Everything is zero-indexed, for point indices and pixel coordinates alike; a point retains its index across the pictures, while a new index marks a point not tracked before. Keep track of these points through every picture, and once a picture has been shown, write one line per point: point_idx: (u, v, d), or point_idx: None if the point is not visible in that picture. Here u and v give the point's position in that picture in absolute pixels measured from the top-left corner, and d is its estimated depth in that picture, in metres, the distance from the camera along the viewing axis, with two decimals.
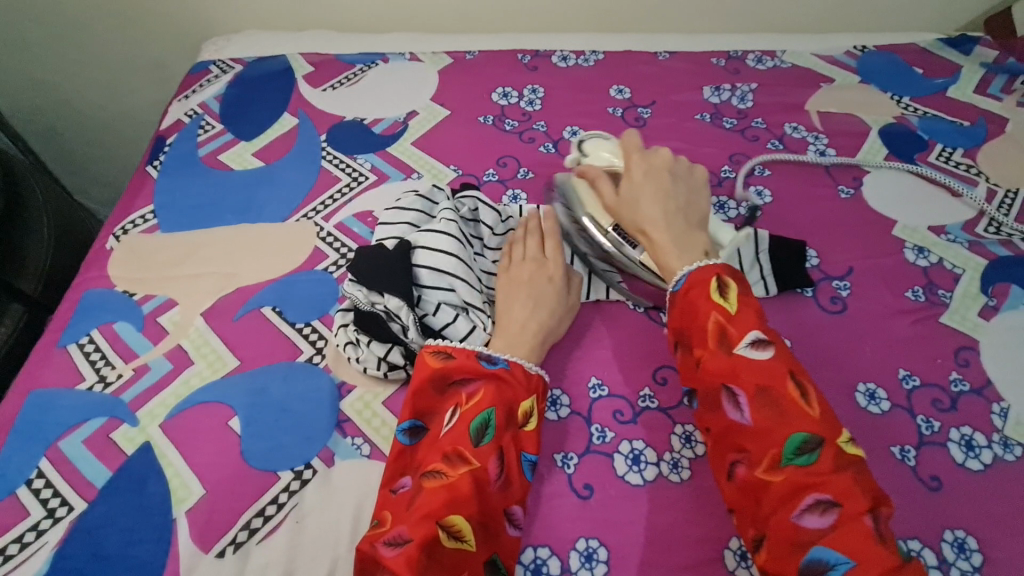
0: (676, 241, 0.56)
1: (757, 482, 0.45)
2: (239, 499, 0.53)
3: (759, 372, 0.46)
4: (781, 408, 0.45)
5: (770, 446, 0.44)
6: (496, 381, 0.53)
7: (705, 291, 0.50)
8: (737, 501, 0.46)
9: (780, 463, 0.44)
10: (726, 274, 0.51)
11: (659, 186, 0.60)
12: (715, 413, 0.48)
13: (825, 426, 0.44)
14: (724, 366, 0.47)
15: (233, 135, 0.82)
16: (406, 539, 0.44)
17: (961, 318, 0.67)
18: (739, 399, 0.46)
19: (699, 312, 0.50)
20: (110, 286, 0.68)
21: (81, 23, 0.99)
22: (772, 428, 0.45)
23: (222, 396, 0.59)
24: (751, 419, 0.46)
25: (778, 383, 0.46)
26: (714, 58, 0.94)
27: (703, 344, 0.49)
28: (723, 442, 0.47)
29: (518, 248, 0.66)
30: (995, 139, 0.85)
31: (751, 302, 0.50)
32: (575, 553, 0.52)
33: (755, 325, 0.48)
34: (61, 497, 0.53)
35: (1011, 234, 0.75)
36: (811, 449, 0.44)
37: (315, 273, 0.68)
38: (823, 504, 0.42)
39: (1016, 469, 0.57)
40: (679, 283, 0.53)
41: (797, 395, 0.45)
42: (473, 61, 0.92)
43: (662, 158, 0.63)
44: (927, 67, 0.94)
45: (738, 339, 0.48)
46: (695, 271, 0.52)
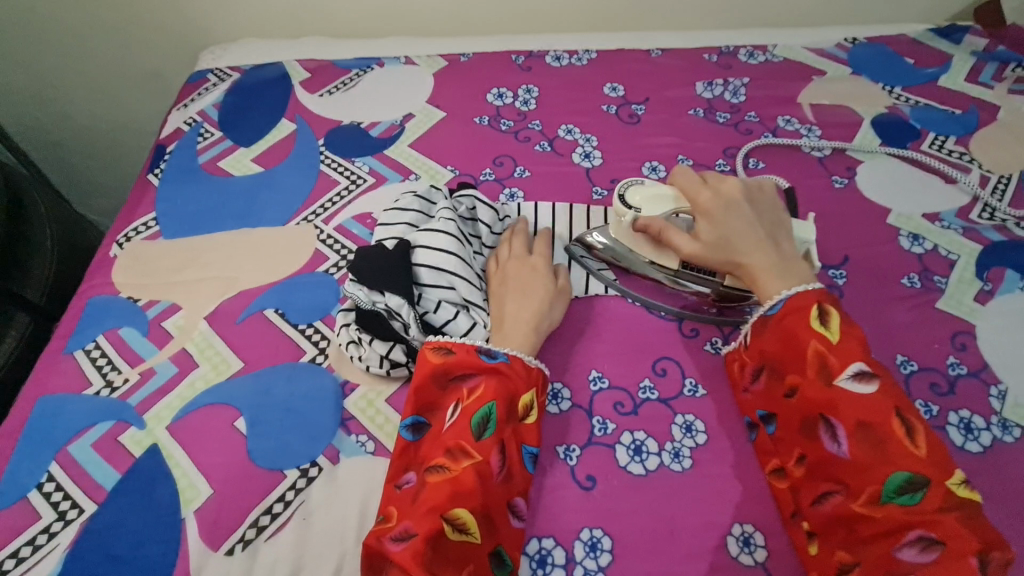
0: (777, 266, 0.55)
1: (853, 513, 0.46)
2: (246, 498, 0.54)
3: (861, 407, 0.47)
4: (883, 443, 0.46)
5: (869, 481, 0.45)
6: (497, 375, 0.54)
7: (803, 318, 0.51)
8: (827, 527, 0.48)
9: (879, 499, 0.45)
10: (826, 302, 0.52)
11: (743, 218, 0.58)
12: (813, 443, 0.49)
13: (931, 466, 0.44)
14: (823, 398, 0.49)
15: (232, 142, 0.83)
16: (412, 533, 0.45)
17: (957, 303, 0.68)
18: (837, 431, 0.48)
19: (798, 342, 0.51)
20: (115, 292, 0.68)
21: (80, 36, 1.00)
22: (873, 463, 0.46)
23: (227, 397, 0.60)
24: (848, 452, 0.47)
25: (880, 419, 0.46)
26: (706, 54, 0.95)
27: (802, 373, 0.50)
28: (819, 471, 0.49)
29: (503, 248, 0.67)
30: (986, 127, 0.86)
31: (855, 334, 0.50)
32: (580, 543, 0.53)
33: (859, 358, 0.49)
34: (71, 500, 0.54)
35: (1004, 219, 0.75)
36: (915, 489, 0.44)
37: (316, 275, 0.69)
38: (925, 540, 0.43)
39: (1015, 451, 0.58)
40: (773, 309, 0.54)
41: (902, 432, 0.46)
42: (468, 63, 0.93)
43: (733, 186, 0.60)
44: (918, 57, 0.95)
45: (840, 371, 0.48)
46: (792, 298, 0.53)
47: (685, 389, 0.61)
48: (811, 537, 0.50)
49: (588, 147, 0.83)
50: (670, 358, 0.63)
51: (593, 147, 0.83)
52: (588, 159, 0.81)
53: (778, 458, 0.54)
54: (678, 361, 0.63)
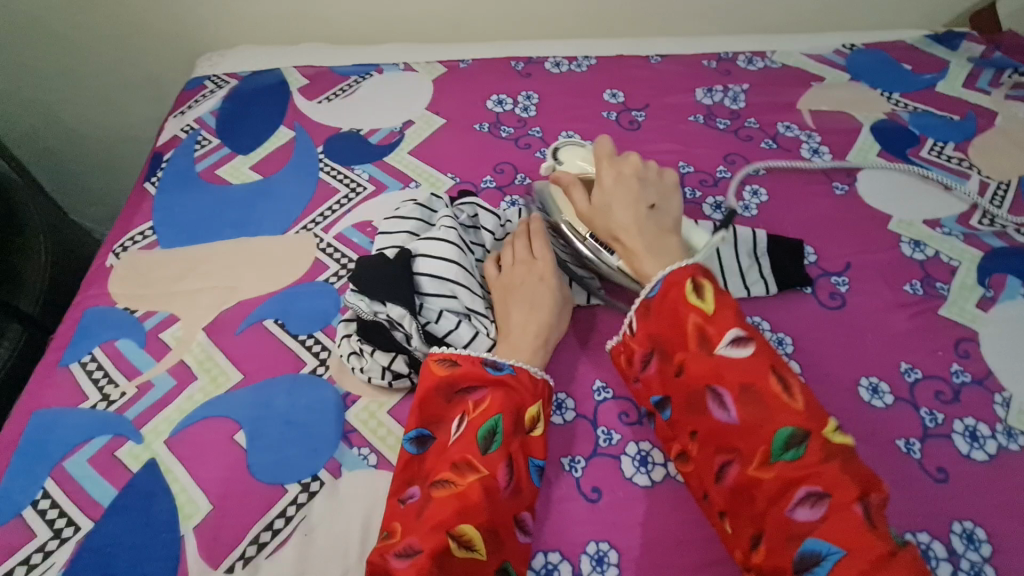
0: (648, 245, 0.56)
1: (748, 479, 0.45)
2: (246, 514, 0.53)
3: (741, 370, 0.46)
4: (765, 404, 0.45)
5: (758, 443, 0.45)
6: (503, 388, 0.53)
7: (680, 291, 0.50)
8: (730, 503, 0.46)
9: (769, 460, 0.44)
10: (700, 275, 0.50)
11: (629, 193, 0.58)
12: (703, 416, 0.48)
13: (809, 417, 0.44)
14: (706, 368, 0.47)
15: (229, 150, 0.82)
16: (416, 550, 0.44)
17: (960, 310, 0.68)
18: (723, 398, 0.46)
19: (677, 315, 0.49)
20: (111, 303, 0.67)
21: (74, 42, 0.99)
22: (758, 423, 0.45)
23: (226, 410, 0.59)
24: (737, 417, 0.46)
25: (758, 379, 0.46)
26: (705, 60, 0.95)
27: (683, 346, 0.49)
28: (712, 444, 0.47)
29: (506, 252, 0.66)
30: (984, 133, 0.86)
31: (728, 300, 0.49)
32: (586, 557, 0.52)
33: (736, 324, 0.47)
34: (67, 518, 0.53)
35: (1005, 226, 0.76)
36: (797, 442, 0.43)
37: (316, 284, 0.68)
38: (812, 496, 0.42)
39: (1021, 458, 0.58)
40: (655, 287, 0.52)
41: (779, 390, 0.45)
42: (467, 69, 0.92)
43: (632, 163, 0.60)
44: (915, 63, 0.95)
45: (719, 339, 0.47)
46: (670, 275, 0.51)
47: None
48: (723, 517, 0.48)
49: None
50: None
51: None
52: None
53: (678, 443, 0.51)
54: None
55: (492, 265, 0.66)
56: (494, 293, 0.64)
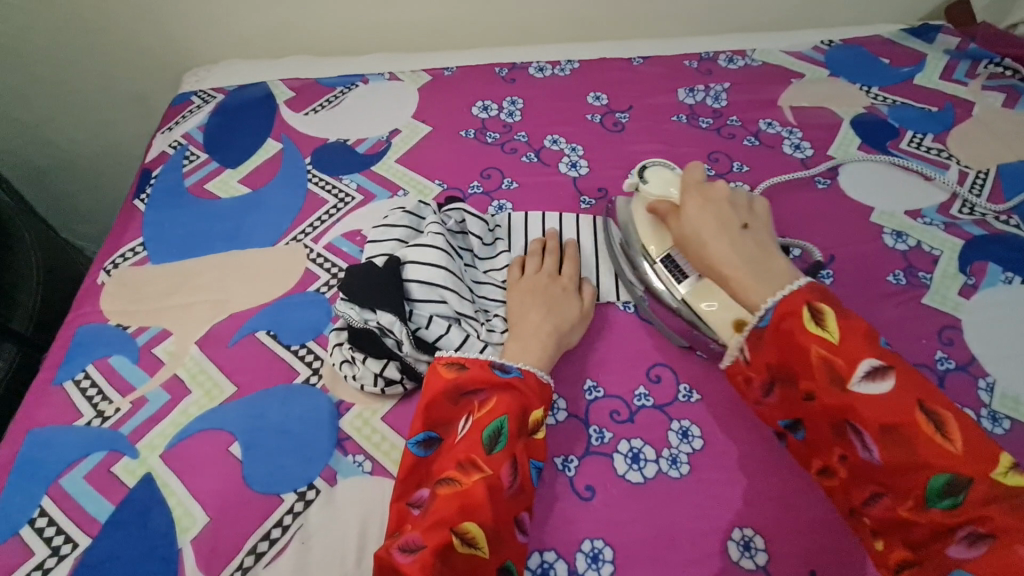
0: (750, 265, 0.54)
1: (901, 519, 0.44)
2: (243, 525, 0.54)
3: (881, 408, 0.44)
4: (911, 444, 0.43)
5: (911, 485, 0.43)
6: (509, 390, 0.54)
7: (801, 321, 0.49)
8: (879, 535, 0.46)
9: (924, 504, 0.43)
10: (819, 301, 0.49)
11: (718, 217, 0.59)
12: (844, 448, 0.47)
13: (967, 457, 0.42)
14: (840, 405, 0.46)
15: (217, 164, 0.83)
16: (421, 545, 0.45)
17: (942, 298, 0.69)
18: (864, 436, 0.45)
19: (799, 348, 0.48)
20: (104, 320, 0.68)
21: (61, 63, 1.00)
22: (907, 463, 0.43)
23: (221, 422, 0.59)
24: (879, 456, 0.44)
25: (903, 416, 0.44)
26: (686, 60, 0.96)
27: (812, 379, 0.48)
28: (858, 477, 0.46)
29: (534, 263, 0.68)
30: (962, 123, 0.87)
31: (858, 329, 0.47)
32: (581, 554, 0.53)
33: (868, 355, 0.46)
34: (65, 535, 0.53)
35: (984, 214, 0.77)
36: (954, 485, 0.41)
37: (307, 294, 0.69)
38: (972, 537, 0.41)
39: (1006, 442, 0.59)
40: (767, 316, 0.51)
41: (928, 427, 0.43)
42: (452, 77, 0.93)
43: (720, 189, 0.61)
44: (893, 56, 0.97)
45: (851, 374, 0.46)
46: (782, 301, 0.50)
47: (680, 394, 0.61)
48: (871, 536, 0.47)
49: (574, 156, 0.83)
50: (663, 364, 0.63)
51: (580, 156, 0.83)
52: (575, 168, 0.82)
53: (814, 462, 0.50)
54: (672, 367, 0.63)
55: (513, 272, 0.67)
56: (510, 297, 0.65)
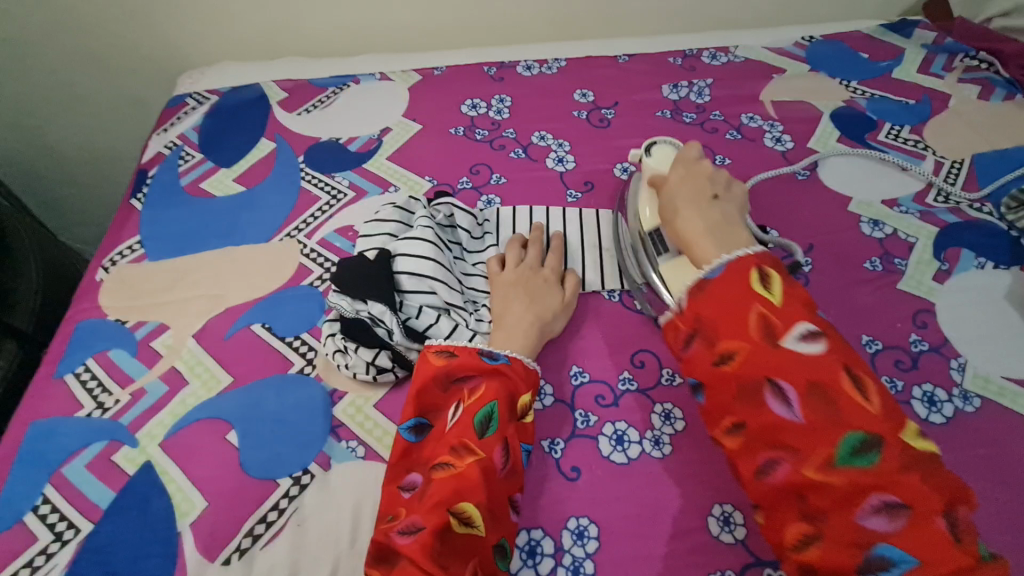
0: (709, 231, 0.55)
1: (805, 480, 0.42)
2: (241, 509, 0.55)
3: (810, 366, 0.44)
4: (834, 405, 0.43)
5: (820, 443, 0.42)
6: (498, 376, 0.56)
7: (743, 281, 0.48)
8: (778, 500, 0.44)
9: (834, 462, 0.41)
10: (767, 265, 0.49)
11: (694, 188, 0.60)
12: (758, 409, 0.45)
13: (884, 422, 0.42)
14: (770, 360, 0.45)
15: (212, 163, 0.85)
16: (420, 527, 0.46)
17: (917, 283, 0.71)
18: (786, 394, 0.44)
19: (740, 304, 0.47)
20: (103, 316, 0.70)
21: (58, 67, 1.01)
22: (824, 423, 0.42)
23: (218, 412, 0.61)
24: (801, 415, 0.43)
25: (830, 377, 0.43)
26: (671, 57, 0.99)
27: (744, 336, 0.46)
28: (765, 437, 0.44)
29: (517, 254, 0.69)
30: (938, 115, 0.90)
31: (799, 295, 0.48)
32: (567, 532, 0.55)
33: (806, 318, 0.46)
34: (67, 521, 0.55)
35: (959, 202, 0.79)
36: (870, 448, 0.41)
37: (301, 288, 0.71)
38: (889, 506, 0.40)
39: (976, 420, 0.61)
40: (715, 271, 0.50)
41: (852, 390, 0.43)
42: (441, 76, 0.96)
43: (705, 167, 0.62)
44: (872, 51, 0.99)
45: (786, 332, 0.45)
46: (732, 262, 0.50)
47: (663, 378, 0.63)
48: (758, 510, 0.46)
49: (561, 152, 0.85)
50: (647, 350, 0.65)
51: (566, 151, 0.85)
52: (561, 162, 0.84)
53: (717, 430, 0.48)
54: (655, 353, 0.65)
55: (496, 263, 0.69)
56: (493, 288, 0.66)
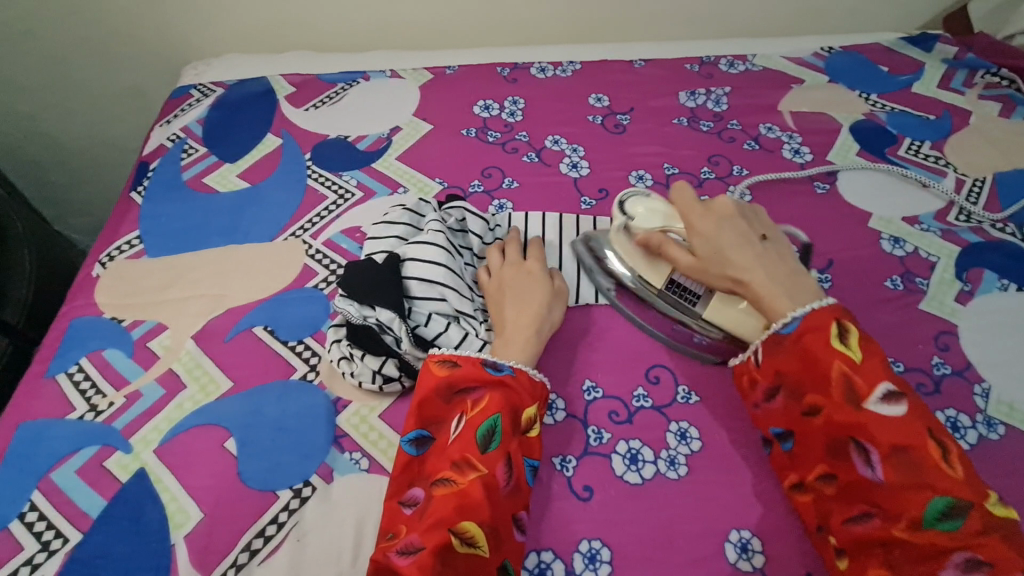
0: (776, 282, 0.52)
1: (888, 537, 0.43)
2: (238, 522, 0.53)
3: (892, 427, 0.44)
4: (918, 467, 0.43)
5: (906, 504, 0.43)
6: (502, 387, 0.53)
7: (823, 337, 0.48)
8: (857, 553, 0.45)
9: (919, 524, 0.42)
10: (846, 319, 0.49)
11: (736, 233, 0.54)
12: (845, 465, 0.46)
13: (969, 487, 0.42)
14: (852, 419, 0.46)
15: (216, 158, 0.82)
16: (419, 547, 0.44)
17: (939, 304, 0.69)
18: (870, 453, 0.45)
19: (821, 361, 0.48)
20: (98, 313, 0.67)
21: (59, 53, 0.99)
22: (910, 486, 0.43)
23: (216, 418, 0.59)
24: (883, 476, 0.44)
25: (914, 439, 0.44)
26: (687, 64, 0.97)
27: (827, 393, 0.48)
28: (849, 493, 0.46)
29: (495, 255, 0.66)
30: (959, 131, 0.88)
31: (878, 351, 0.47)
32: (579, 555, 0.52)
33: (887, 378, 0.46)
34: (55, 530, 0.52)
35: (981, 221, 0.77)
36: (956, 512, 0.41)
37: (305, 290, 0.68)
38: (971, 568, 0.40)
39: (1001, 447, 0.59)
40: (791, 326, 0.50)
41: (937, 454, 0.43)
42: (453, 75, 0.93)
43: (725, 202, 0.56)
44: (892, 65, 0.98)
45: (869, 392, 0.46)
46: (807, 317, 0.50)
47: (678, 396, 0.61)
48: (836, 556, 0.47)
49: (575, 157, 0.83)
50: (662, 365, 0.63)
51: (580, 157, 0.83)
52: (575, 168, 0.82)
53: (795, 474, 0.51)
54: (670, 368, 0.63)
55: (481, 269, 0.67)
56: (483, 292, 0.64)
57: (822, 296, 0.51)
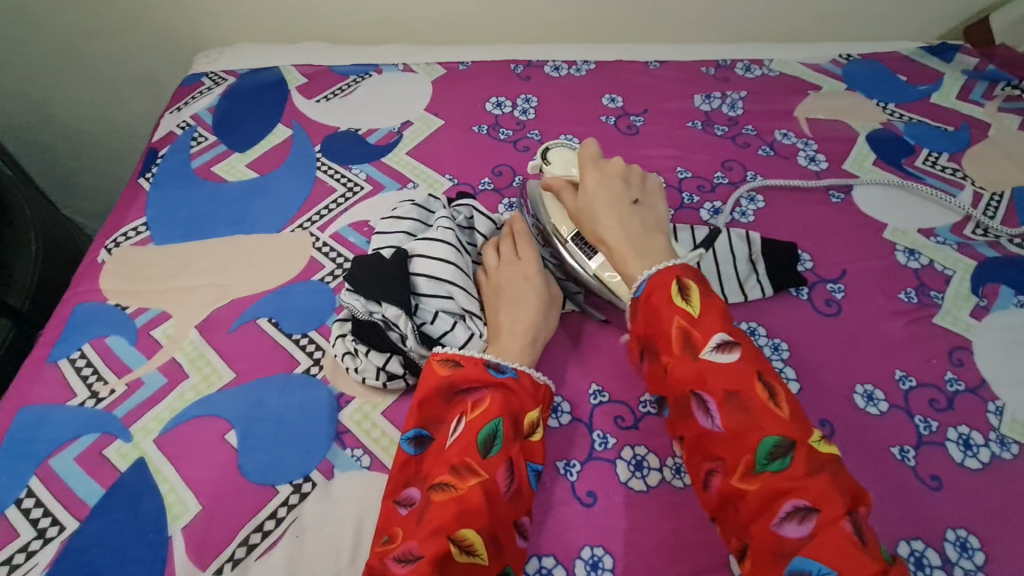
0: (630, 239, 0.57)
1: (733, 489, 0.44)
2: (237, 515, 0.52)
3: (728, 376, 0.46)
4: (751, 412, 0.45)
5: (743, 452, 0.44)
6: (504, 391, 0.52)
7: (666, 295, 0.50)
8: (718, 510, 0.46)
9: (754, 470, 0.44)
10: (687, 277, 0.51)
11: (612, 191, 0.61)
12: (689, 422, 0.48)
13: (794, 426, 0.44)
14: (692, 373, 0.47)
15: (225, 147, 0.82)
16: (417, 555, 0.43)
17: (953, 319, 0.68)
18: (708, 404, 0.46)
19: (664, 318, 0.49)
20: (102, 299, 0.66)
21: (71, 37, 0.98)
22: (744, 432, 0.45)
23: (218, 409, 0.58)
24: (722, 424, 0.45)
25: (745, 386, 0.46)
26: (703, 67, 0.96)
27: (669, 350, 0.49)
28: (698, 451, 0.47)
29: (491, 255, 0.65)
30: (978, 143, 0.87)
31: (714, 305, 0.50)
32: (581, 562, 0.52)
33: (720, 329, 0.48)
34: (52, 517, 0.52)
35: (998, 236, 0.76)
36: (784, 453, 0.43)
37: (311, 283, 0.68)
38: (801, 510, 0.42)
39: (1014, 467, 0.58)
40: (642, 287, 0.52)
41: (766, 398, 0.45)
42: (467, 71, 0.93)
43: (615, 166, 0.63)
44: (910, 74, 0.96)
45: (703, 343, 0.48)
46: (654, 276, 0.52)
47: None
48: (709, 524, 0.48)
49: None
50: None
51: None
52: None
53: None
54: None
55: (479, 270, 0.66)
56: (483, 296, 0.63)
57: (671, 257, 0.57)
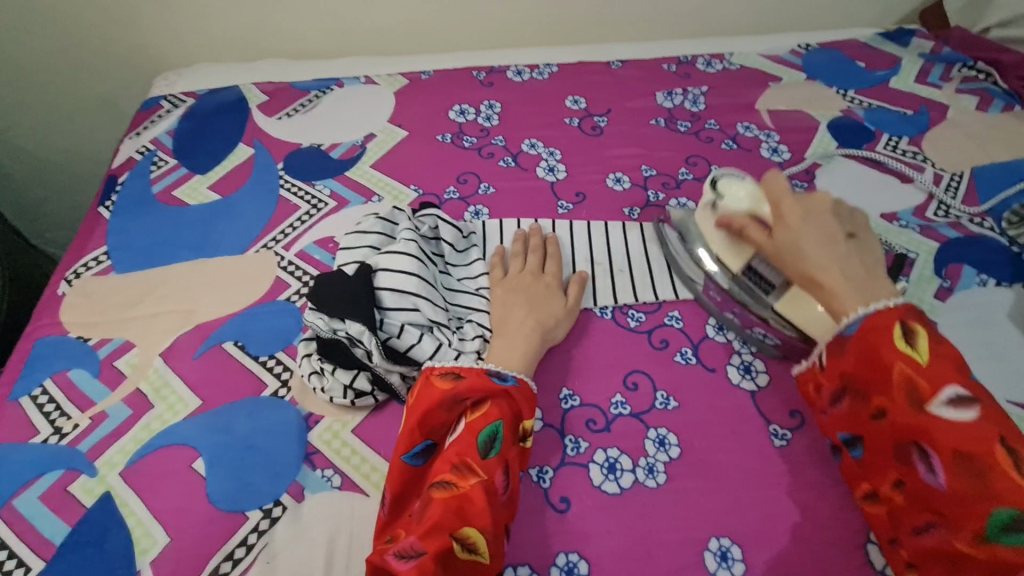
0: (850, 277, 0.52)
1: (952, 549, 0.42)
2: (206, 544, 0.52)
3: (958, 434, 0.42)
4: (986, 476, 0.41)
5: (970, 516, 0.41)
6: (504, 396, 0.52)
7: (886, 338, 0.47)
8: (917, 557, 0.45)
9: (984, 536, 0.40)
10: (911, 319, 0.48)
11: (822, 227, 0.55)
12: (908, 471, 0.45)
13: None
14: (913, 423, 0.45)
15: (187, 170, 0.81)
16: (419, 551, 0.43)
17: (918, 300, 0.69)
18: (932, 459, 0.44)
19: (881, 365, 0.47)
20: (63, 332, 0.65)
21: (27, 66, 0.97)
22: (974, 496, 0.41)
23: (184, 438, 0.57)
24: (946, 483, 0.42)
25: (982, 448, 0.41)
26: (664, 64, 0.96)
27: (888, 397, 0.47)
28: (915, 501, 0.45)
29: (516, 261, 0.67)
30: (937, 126, 0.88)
31: (950, 354, 0.46)
32: (556, 569, 0.52)
33: (956, 381, 0.44)
34: (17, 558, 0.51)
35: (959, 216, 0.77)
36: None
37: (276, 303, 0.67)
38: None
39: None
40: (851, 325, 0.50)
41: (1009, 463, 0.40)
42: (428, 80, 0.92)
43: (819, 200, 0.58)
44: (869, 60, 0.97)
45: (933, 396, 0.44)
46: (873, 315, 0.49)
47: (657, 402, 0.60)
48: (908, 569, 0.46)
49: (552, 161, 0.82)
50: (641, 371, 0.62)
51: (557, 160, 0.82)
52: (552, 172, 0.80)
53: (868, 484, 0.50)
54: (649, 374, 0.62)
55: (494, 271, 0.67)
56: (493, 296, 0.64)
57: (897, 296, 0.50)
